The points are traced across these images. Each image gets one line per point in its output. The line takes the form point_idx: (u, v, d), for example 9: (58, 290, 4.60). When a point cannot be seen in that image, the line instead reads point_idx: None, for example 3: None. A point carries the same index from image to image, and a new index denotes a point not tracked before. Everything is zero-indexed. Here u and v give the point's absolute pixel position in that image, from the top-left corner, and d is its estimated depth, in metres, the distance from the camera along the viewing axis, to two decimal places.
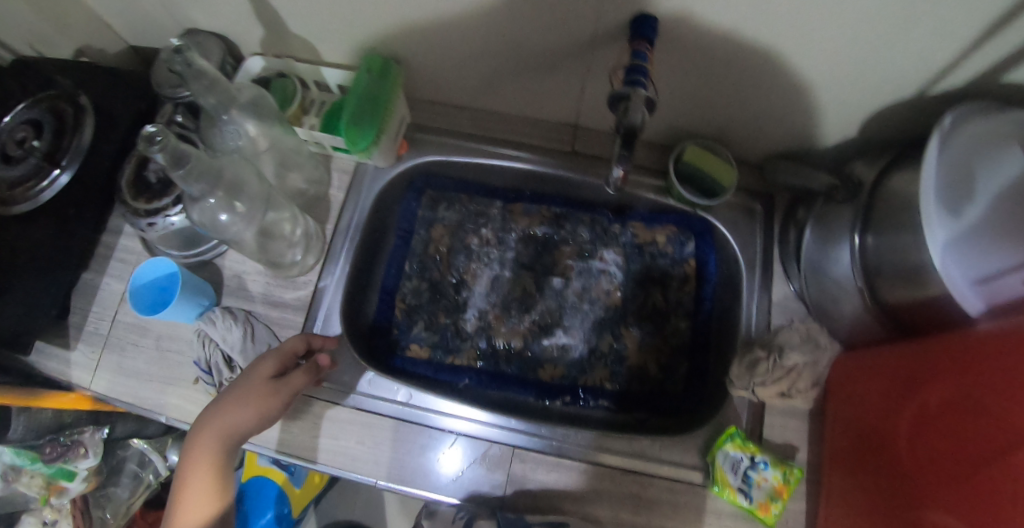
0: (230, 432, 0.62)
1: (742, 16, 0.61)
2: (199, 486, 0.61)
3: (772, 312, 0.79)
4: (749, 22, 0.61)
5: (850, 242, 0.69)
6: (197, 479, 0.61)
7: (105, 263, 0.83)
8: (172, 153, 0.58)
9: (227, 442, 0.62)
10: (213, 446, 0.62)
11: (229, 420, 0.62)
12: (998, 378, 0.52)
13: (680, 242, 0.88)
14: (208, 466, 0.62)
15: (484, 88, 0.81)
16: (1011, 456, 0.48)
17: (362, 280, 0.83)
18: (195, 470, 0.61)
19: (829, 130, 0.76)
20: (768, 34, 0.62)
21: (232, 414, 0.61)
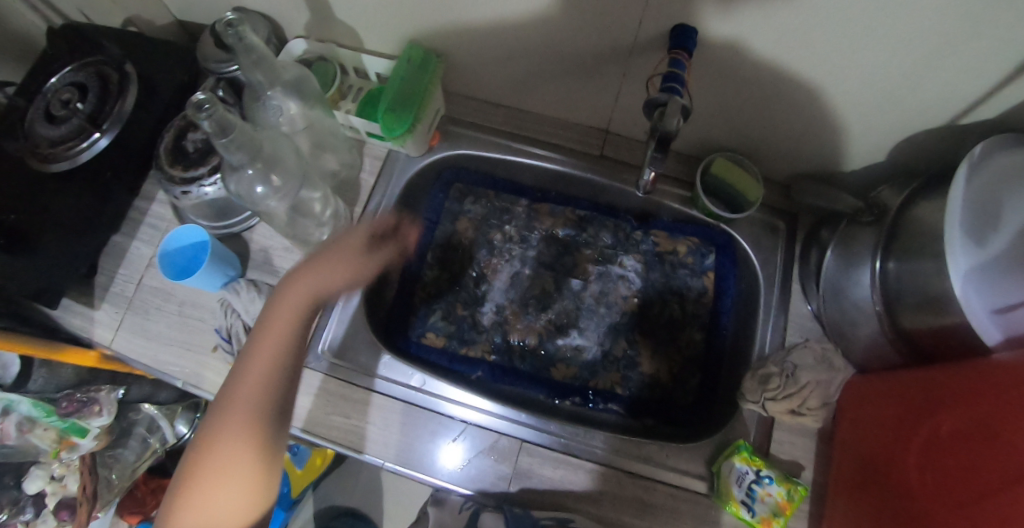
0: (309, 308, 0.67)
1: (784, 35, 0.62)
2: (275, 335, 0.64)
3: (788, 330, 0.79)
4: (790, 41, 0.62)
5: (872, 263, 0.70)
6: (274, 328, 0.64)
7: (135, 227, 0.85)
8: (218, 121, 0.60)
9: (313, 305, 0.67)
10: (294, 313, 0.66)
11: (315, 287, 0.67)
12: (1011, 411, 0.52)
13: (701, 254, 0.88)
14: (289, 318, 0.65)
15: (519, 87, 0.82)
16: (1016, 487, 0.48)
17: (385, 266, 0.85)
18: (270, 341, 0.64)
19: (859, 155, 0.77)
20: (807, 54, 0.63)
21: (333, 273, 0.68)
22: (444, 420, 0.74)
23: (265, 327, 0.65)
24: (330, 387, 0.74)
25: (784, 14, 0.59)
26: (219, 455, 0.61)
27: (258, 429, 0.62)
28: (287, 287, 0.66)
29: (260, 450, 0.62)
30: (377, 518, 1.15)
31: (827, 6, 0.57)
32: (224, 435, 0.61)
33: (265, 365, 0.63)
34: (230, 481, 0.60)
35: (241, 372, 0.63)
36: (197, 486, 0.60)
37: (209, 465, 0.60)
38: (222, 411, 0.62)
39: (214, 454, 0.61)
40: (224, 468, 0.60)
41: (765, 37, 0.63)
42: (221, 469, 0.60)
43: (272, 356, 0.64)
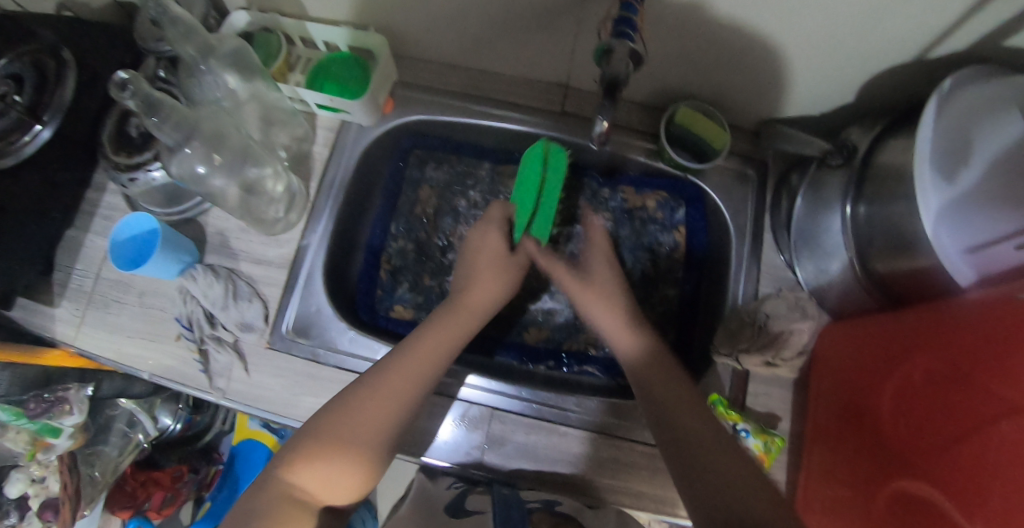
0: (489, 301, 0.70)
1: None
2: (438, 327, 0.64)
3: (761, 280, 0.78)
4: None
5: (844, 211, 0.68)
6: (425, 341, 0.63)
7: (89, 220, 0.83)
8: (144, 100, 0.59)
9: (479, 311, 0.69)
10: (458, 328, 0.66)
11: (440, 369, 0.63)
12: (983, 350, 0.51)
13: (670, 208, 0.86)
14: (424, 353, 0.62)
15: (472, 47, 0.78)
16: (995, 425, 0.48)
17: (346, 241, 0.82)
18: (420, 359, 0.62)
19: (828, 94, 0.73)
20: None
21: (490, 287, 0.71)
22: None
23: (419, 344, 0.62)
24: (295, 368, 0.73)
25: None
26: (381, 393, 0.59)
27: (374, 455, 0.58)
28: (449, 315, 0.67)
29: (370, 467, 0.58)
30: (367, 491, 1.17)
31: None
32: (386, 384, 0.59)
33: (420, 362, 0.61)
34: (346, 460, 0.56)
35: (411, 346, 0.62)
36: (321, 454, 0.56)
37: (339, 432, 0.57)
38: (388, 369, 0.60)
39: (372, 403, 0.58)
40: (372, 426, 0.58)
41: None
42: (369, 423, 0.58)
43: (434, 355, 0.62)
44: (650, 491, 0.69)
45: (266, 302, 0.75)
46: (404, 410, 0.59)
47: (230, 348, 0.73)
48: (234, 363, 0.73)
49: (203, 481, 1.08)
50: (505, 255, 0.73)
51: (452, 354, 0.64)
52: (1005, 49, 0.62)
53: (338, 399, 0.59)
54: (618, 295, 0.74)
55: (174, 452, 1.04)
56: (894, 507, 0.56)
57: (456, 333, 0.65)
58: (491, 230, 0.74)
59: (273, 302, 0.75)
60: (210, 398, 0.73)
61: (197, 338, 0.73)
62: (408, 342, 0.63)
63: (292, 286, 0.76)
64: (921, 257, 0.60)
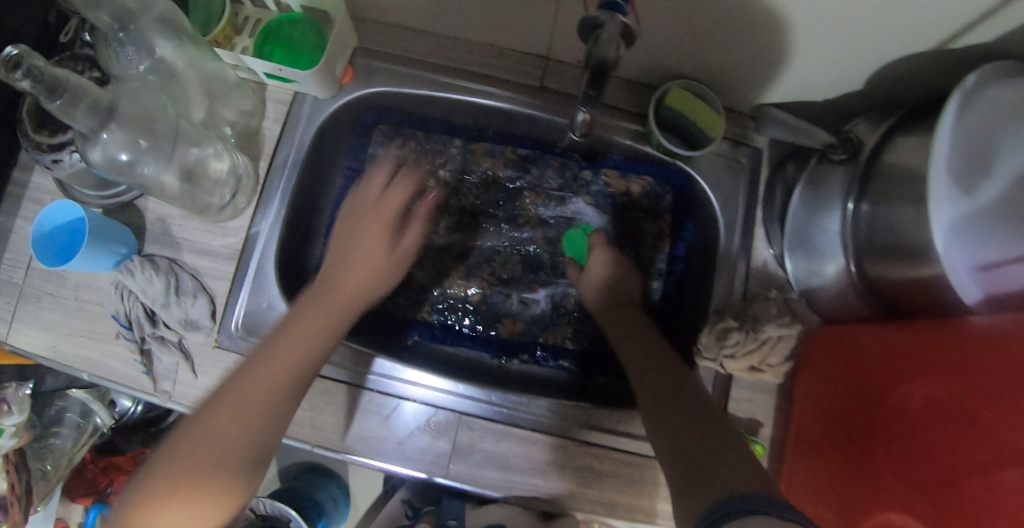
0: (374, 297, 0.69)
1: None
2: (297, 330, 0.60)
3: (749, 279, 0.73)
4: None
5: (843, 206, 0.64)
6: (270, 348, 0.58)
7: (18, 204, 0.74)
8: (43, 81, 0.49)
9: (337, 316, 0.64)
10: (322, 324, 0.61)
11: (298, 369, 0.58)
12: (994, 389, 0.47)
13: (657, 195, 0.80)
14: (273, 366, 0.57)
15: (443, 13, 0.68)
16: (997, 473, 0.45)
17: (304, 227, 0.75)
18: (267, 371, 0.57)
19: (835, 80, 0.66)
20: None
21: (370, 244, 0.70)
22: (381, 397, 0.67)
23: (269, 358, 0.58)
24: None
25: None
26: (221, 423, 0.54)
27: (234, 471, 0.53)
28: (308, 306, 0.63)
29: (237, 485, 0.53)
30: (339, 470, 1.15)
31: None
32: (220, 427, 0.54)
33: (262, 375, 0.57)
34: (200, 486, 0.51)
35: (260, 359, 0.58)
36: (161, 500, 0.51)
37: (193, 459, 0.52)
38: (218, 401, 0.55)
39: (214, 437, 0.53)
40: (199, 457, 0.52)
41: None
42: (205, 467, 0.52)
43: (292, 361, 0.58)
44: (624, 500, 0.66)
45: (212, 296, 0.69)
46: (261, 427, 0.55)
47: (174, 348, 0.67)
48: (179, 364, 0.67)
49: None
50: (390, 230, 0.71)
51: (316, 355, 0.60)
52: None
53: (178, 441, 0.54)
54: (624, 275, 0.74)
55: (138, 435, 0.99)
56: None
57: (303, 349, 0.59)
58: (401, 189, 0.72)
59: (221, 296, 0.69)
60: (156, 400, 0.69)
61: (137, 338, 0.67)
62: (256, 355, 0.58)
63: (241, 279, 0.69)
64: (929, 267, 0.55)
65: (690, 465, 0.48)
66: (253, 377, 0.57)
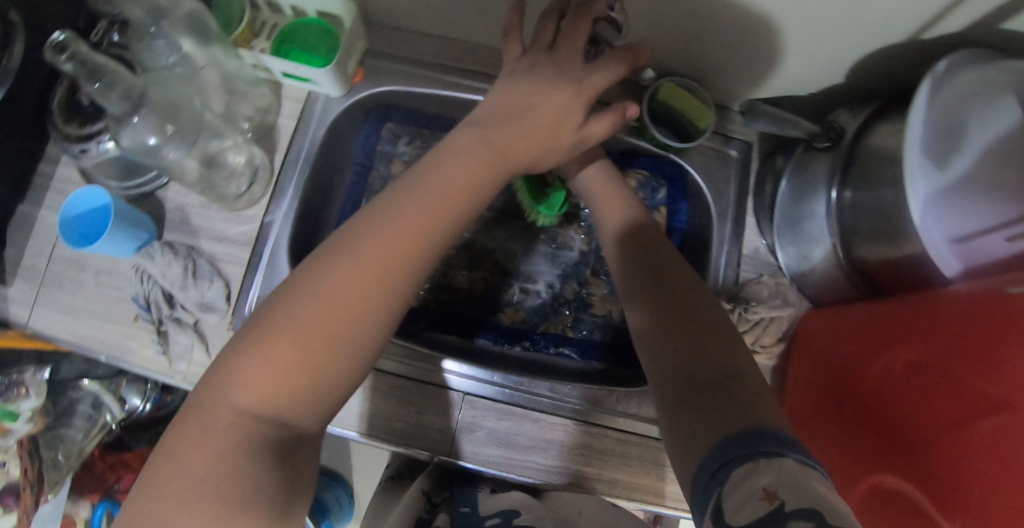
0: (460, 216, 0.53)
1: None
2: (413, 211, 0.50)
3: (742, 265, 0.75)
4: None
5: (828, 192, 0.67)
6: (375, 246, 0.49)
7: (42, 194, 0.80)
8: (83, 64, 0.55)
9: (438, 231, 0.51)
10: (404, 249, 0.49)
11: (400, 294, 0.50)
12: (970, 343, 0.50)
13: (652, 188, 0.80)
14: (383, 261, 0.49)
15: (449, 15, 0.73)
16: (980, 423, 0.47)
17: (316, 217, 0.78)
18: (366, 268, 0.48)
19: (818, 74, 0.71)
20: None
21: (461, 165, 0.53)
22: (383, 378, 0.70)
23: (380, 240, 0.49)
24: None
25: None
26: (339, 294, 0.48)
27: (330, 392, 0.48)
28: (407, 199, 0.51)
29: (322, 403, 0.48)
30: (344, 472, 1.16)
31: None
32: (363, 264, 0.48)
33: (365, 270, 0.48)
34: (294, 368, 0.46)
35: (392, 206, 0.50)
36: (206, 433, 0.45)
37: (291, 323, 0.47)
38: (365, 243, 0.49)
39: (323, 304, 0.47)
40: (299, 338, 0.46)
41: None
42: (317, 334, 0.47)
43: (415, 236, 0.50)
44: (623, 477, 0.68)
45: (228, 281, 0.72)
46: (398, 288, 0.49)
47: (190, 329, 0.70)
48: (194, 345, 0.70)
49: None
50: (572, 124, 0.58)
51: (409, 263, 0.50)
52: (1001, 33, 0.60)
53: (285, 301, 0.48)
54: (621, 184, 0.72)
55: (146, 435, 1.07)
56: (868, 501, 0.56)
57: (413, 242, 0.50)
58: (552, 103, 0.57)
59: (235, 281, 0.72)
60: (171, 382, 0.71)
61: (155, 319, 0.71)
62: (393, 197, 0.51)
63: (254, 265, 0.72)
64: (910, 243, 0.58)
65: (687, 397, 0.51)
66: (387, 234, 0.50)
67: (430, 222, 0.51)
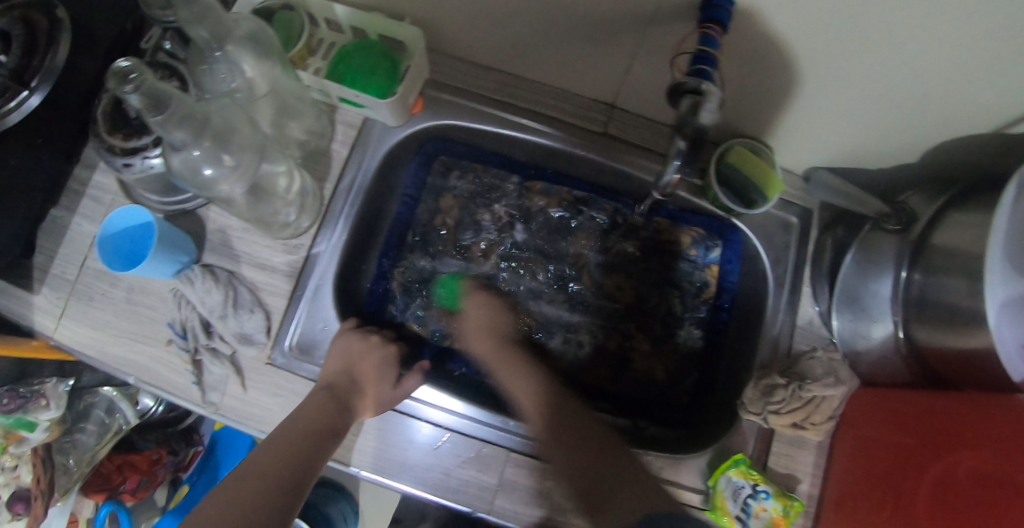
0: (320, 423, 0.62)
1: (839, 5, 0.51)
2: (301, 421, 0.62)
3: (794, 336, 0.73)
4: (845, 15, 0.52)
5: (897, 275, 0.66)
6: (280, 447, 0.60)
7: (77, 200, 0.77)
8: (147, 94, 0.50)
9: (310, 441, 0.61)
10: (301, 435, 0.61)
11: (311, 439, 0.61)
12: None
13: (706, 246, 0.81)
14: (288, 445, 0.60)
15: (517, 54, 0.70)
16: None
17: (361, 249, 0.75)
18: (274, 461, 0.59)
19: (890, 150, 0.69)
20: (862, 33, 0.53)
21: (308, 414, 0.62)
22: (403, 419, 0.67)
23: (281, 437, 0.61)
24: (297, 389, 0.67)
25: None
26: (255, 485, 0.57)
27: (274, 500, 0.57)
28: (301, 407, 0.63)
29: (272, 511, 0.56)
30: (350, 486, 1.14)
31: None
32: (261, 463, 0.59)
33: (276, 453, 0.60)
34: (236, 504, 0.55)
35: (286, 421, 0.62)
36: None
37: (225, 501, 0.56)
38: (266, 449, 0.60)
39: (243, 487, 0.57)
40: (235, 496, 0.56)
41: (799, 10, 0.53)
42: (240, 495, 0.56)
43: (306, 429, 0.61)
44: None
45: (268, 312, 0.69)
46: (309, 446, 0.60)
47: (225, 360, 0.67)
48: (229, 378, 0.67)
49: (180, 463, 1.06)
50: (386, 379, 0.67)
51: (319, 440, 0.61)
52: None
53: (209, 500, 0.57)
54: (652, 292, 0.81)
55: (154, 435, 1.03)
56: None
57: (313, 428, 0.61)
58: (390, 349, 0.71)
59: (276, 312, 0.69)
60: (201, 411, 0.68)
61: (191, 348, 0.68)
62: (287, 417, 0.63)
63: (298, 297, 0.70)
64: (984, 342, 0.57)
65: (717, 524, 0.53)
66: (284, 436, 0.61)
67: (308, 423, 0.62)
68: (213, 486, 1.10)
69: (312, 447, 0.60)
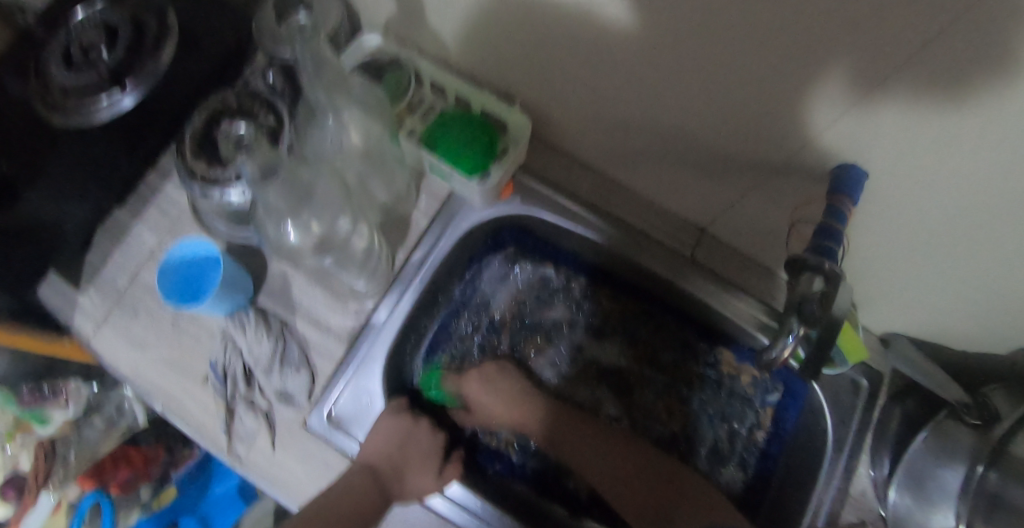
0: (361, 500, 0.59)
1: (988, 207, 0.49)
2: (354, 493, 0.59)
3: (845, 505, 0.70)
4: (989, 217, 0.50)
5: (969, 469, 0.63)
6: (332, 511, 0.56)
7: (143, 207, 0.76)
8: (262, 164, 0.45)
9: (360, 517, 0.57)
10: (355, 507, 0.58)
11: (364, 514, 0.57)
12: None
13: (765, 388, 0.79)
14: (342, 510, 0.57)
15: (624, 160, 0.68)
16: None
17: (419, 322, 0.73)
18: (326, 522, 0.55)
19: (981, 339, 0.67)
20: (1003, 235, 0.51)
21: (358, 486, 0.59)
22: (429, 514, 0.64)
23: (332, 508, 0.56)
24: (328, 461, 0.65)
25: (990, 184, 0.46)
26: None
27: None
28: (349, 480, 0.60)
29: None
30: None
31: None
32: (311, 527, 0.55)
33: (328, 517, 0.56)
34: None
35: (336, 494, 0.58)
36: None
37: None
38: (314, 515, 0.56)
39: None
40: None
41: (935, 201, 0.51)
42: None
43: (356, 504, 0.58)
44: None
45: (314, 373, 0.66)
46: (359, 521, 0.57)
47: (261, 415, 0.65)
48: (260, 433, 0.65)
49: (173, 461, 1.02)
50: (427, 464, 0.66)
51: (369, 516, 0.58)
52: None
53: None
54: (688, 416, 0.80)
55: (154, 430, 1.00)
56: None
57: (365, 507, 0.58)
58: (437, 433, 0.69)
59: (322, 375, 0.67)
60: (225, 460, 0.66)
61: (228, 395, 0.66)
62: (336, 487, 0.59)
63: (346, 365, 0.67)
64: None
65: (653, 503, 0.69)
66: (337, 506, 0.57)
67: (359, 498, 0.58)
68: (200, 498, 1.04)
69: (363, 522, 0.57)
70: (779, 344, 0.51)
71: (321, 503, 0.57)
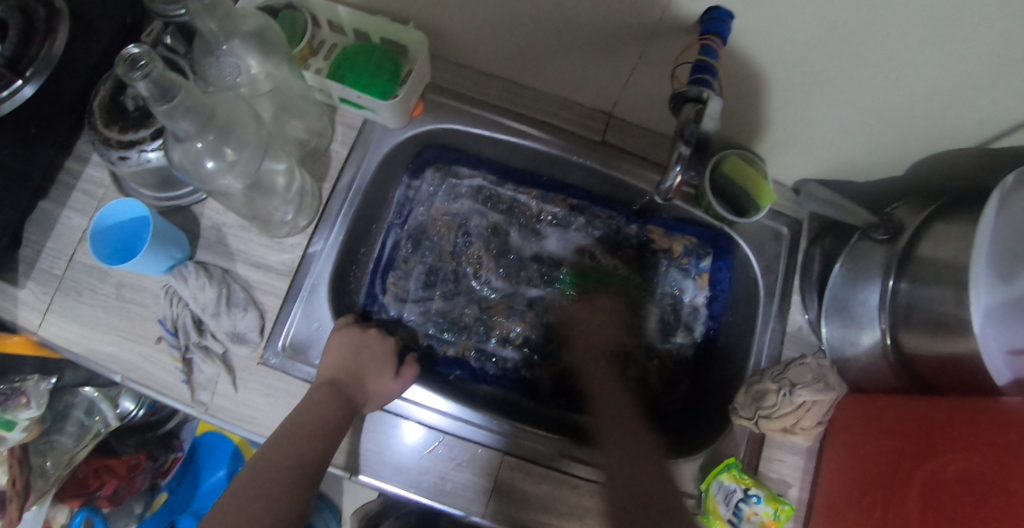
0: (329, 416, 0.61)
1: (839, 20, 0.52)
2: (315, 409, 0.61)
3: (785, 343, 0.74)
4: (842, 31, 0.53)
5: (883, 281, 0.65)
6: (301, 427, 0.59)
7: (67, 192, 0.76)
8: (157, 83, 0.48)
9: (325, 429, 0.60)
10: (319, 422, 0.60)
11: (329, 423, 0.60)
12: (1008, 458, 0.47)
13: (697, 255, 0.83)
14: (310, 429, 0.59)
15: (522, 59, 0.71)
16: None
17: (357, 250, 0.76)
18: (293, 436, 0.58)
19: (873, 165, 0.72)
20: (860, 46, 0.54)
21: (321, 405, 0.62)
22: (390, 420, 0.66)
23: (298, 427, 0.59)
24: (289, 389, 0.67)
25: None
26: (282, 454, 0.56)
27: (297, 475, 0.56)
28: (312, 399, 0.62)
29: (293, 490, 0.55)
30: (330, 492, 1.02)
31: (884, 2, 0.49)
32: (282, 443, 0.58)
33: (301, 436, 0.59)
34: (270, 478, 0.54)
35: (300, 414, 0.61)
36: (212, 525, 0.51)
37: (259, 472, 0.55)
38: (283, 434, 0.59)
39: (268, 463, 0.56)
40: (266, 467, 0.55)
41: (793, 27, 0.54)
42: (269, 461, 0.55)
43: (319, 419, 0.61)
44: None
45: (262, 311, 0.69)
46: (326, 434, 0.59)
47: (217, 359, 0.67)
48: (221, 376, 0.67)
49: (159, 469, 1.05)
50: (386, 373, 0.68)
51: (335, 426, 0.61)
52: None
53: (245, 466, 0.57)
54: (630, 295, 0.84)
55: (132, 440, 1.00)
56: None
57: (330, 419, 0.61)
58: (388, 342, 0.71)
59: (270, 311, 0.69)
60: (191, 412, 0.67)
61: (182, 346, 0.67)
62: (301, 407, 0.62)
63: (293, 296, 0.69)
64: (965, 343, 0.55)
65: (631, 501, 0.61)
66: (303, 424, 0.60)
67: (323, 413, 0.61)
68: (192, 493, 1.08)
69: (329, 431, 0.60)
70: (671, 173, 0.59)
71: (291, 422, 0.60)
